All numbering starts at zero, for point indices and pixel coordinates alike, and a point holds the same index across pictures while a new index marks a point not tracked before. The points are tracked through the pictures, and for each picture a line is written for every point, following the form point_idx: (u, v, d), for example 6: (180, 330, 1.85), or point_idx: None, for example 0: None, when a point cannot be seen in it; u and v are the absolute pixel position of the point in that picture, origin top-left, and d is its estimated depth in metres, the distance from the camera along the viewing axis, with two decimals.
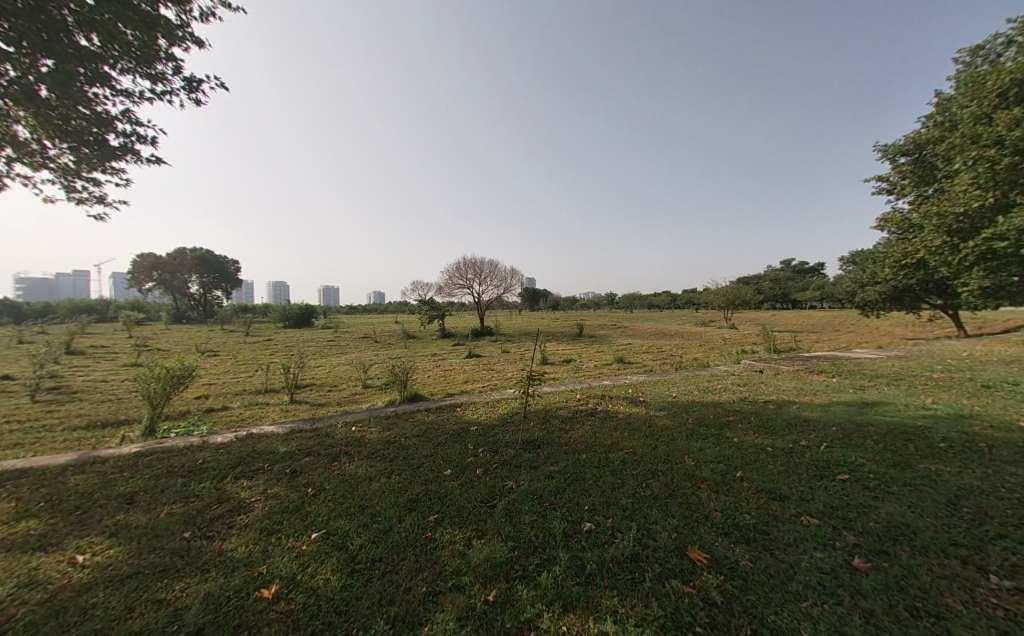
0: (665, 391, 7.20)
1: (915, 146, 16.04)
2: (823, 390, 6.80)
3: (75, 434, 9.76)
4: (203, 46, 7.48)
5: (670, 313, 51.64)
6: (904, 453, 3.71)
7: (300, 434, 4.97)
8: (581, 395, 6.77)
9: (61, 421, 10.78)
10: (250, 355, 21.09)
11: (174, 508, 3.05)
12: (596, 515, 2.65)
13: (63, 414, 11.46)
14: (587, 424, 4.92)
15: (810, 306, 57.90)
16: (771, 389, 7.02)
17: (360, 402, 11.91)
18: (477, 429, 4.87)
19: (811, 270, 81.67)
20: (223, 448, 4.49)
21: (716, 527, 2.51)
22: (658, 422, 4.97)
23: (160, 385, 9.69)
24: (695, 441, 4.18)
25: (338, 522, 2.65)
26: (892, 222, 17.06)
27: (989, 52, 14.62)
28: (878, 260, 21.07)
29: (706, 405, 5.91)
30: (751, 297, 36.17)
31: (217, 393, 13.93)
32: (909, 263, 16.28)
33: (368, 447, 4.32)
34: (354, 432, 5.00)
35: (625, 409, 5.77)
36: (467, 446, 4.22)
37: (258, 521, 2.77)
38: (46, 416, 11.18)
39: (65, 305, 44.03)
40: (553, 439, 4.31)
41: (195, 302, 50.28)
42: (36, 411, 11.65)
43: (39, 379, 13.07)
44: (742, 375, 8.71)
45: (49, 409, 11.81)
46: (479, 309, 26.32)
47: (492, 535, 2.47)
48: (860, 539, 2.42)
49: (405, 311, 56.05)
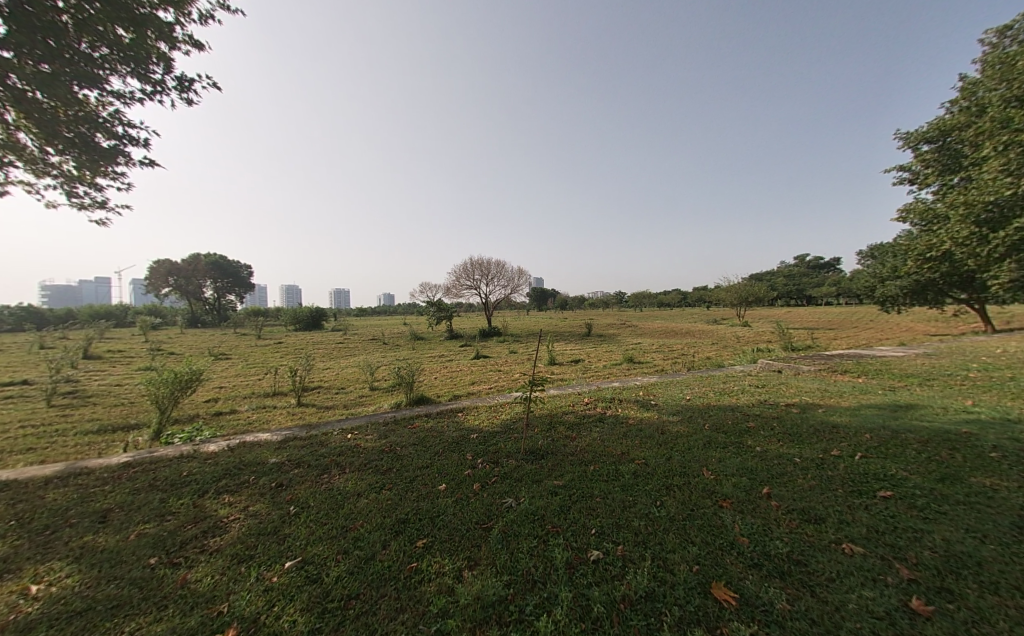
0: (677, 393, 6.83)
1: (939, 133, 15.34)
2: (850, 391, 6.37)
3: (87, 438, 9.83)
4: (201, 46, 7.35)
5: (681, 311, 50.83)
6: (951, 466, 3.31)
7: (293, 443, 4.74)
8: (589, 399, 6.43)
9: (74, 425, 10.86)
10: (260, 358, 21.22)
11: (145, 529, 2.83)
12: (604, 542, 2.34)
13: (76, 418, 11.54)
14: (595, 431, 4.58)
15: (826, 302, 56.51)
16: (793, 390, 6.60)
17: (366, 404, 11.78)
18: (477, 437, 4.59)
19: (828, 265, 79.80)
20: (211, 458, 4.28)
21: (743, 558, 2.18)
22: (672, 428, 4.61)
23: (168, 390, 9.62)
24: (714, 450, 3.83)
25: (317, 548, 2.39)
26: (915, 213, 16.34)
27: (1018, 32, 13.86)
28: (900, 254, 20.26)
29: (723, 409, 5.53)
30: (765, 294, 35.27)
31: (226, 396, 13.95)
32: (934, 256, 15.58)
33: (361, 457, 4.06)
34: (349, 440, 4.75)
35: (636, 414, 5.43)
36: (465, 456, 3.94)
37: (231, 545, 2.53)
38: (59, 420, 11.29)
39: (86, 311, 45.22)
40: (558, 449, 4.01)
41: (209, 306, 51.10)
42: (51, 415, 11.77)
43: (55, 383, 13.24)
44: (759, 375, 8.27)
45: (63, 413, 11.93)
46: (487, 311, 26.07)
47: (485, 565, 2.18)
48: (915, 573, 2.06)
49: (414, 312, 56.32)
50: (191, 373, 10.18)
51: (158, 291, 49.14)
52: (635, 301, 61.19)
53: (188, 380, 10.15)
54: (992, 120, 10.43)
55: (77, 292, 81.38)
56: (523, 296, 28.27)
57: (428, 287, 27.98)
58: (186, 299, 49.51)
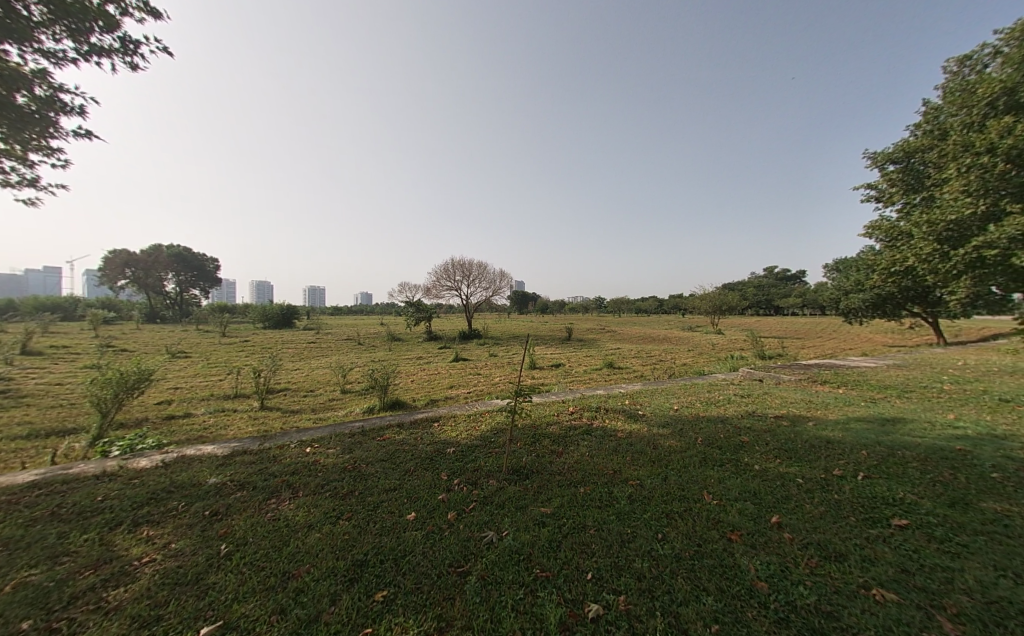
0: (664, 403, 6.56)
1: (905, 154, 16.04)
2: (834, 403, 6.29)
3: (12, 445, 8.72)
4: (155, 12, 6.63)
5: (658, 318, 51.80)
6: (957, 488, 3.14)
7: (240, 458, 4.14)
8: (574, 409, 6.05)
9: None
10: (223, 357, 19.92)
11: (27, 576, 2.24)
12: (603, 592, 1.97)
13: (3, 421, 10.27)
14: (582, 446, 4.21)
15: (793, 312, 58.99)
16: (779, 401, 6.47)
17: (337, 409, 11.09)
18: (453, 452, 4.14)
19: (792, 278, 83.75)
20: (137, 478, 3.64)
21: (766, 611, 1.85)
22: (664, 443, 4.29)
23: (112, 391, 8.65)
24: (712, 469, 3.54)
25: (250, 605, 1.91)
26: (880, 229, 17.04)
27: (977, 62, 14.69)
28: (864, 269, 21.20)
29: (714, 421, 5.26)
30: (738, 303, 36.20)
31: (181, 398, 12.86)
32: (897, 271, 16.24)
33: (318, 477, 3.54)
34: (307, 455, 4.20)
35: (624, 425, 5.09)
36: (439, 476, 3.49)
37: (138, 601, 2.00)
38: None
39: (30, 302, 41.66)
40: (544, 466, 3.63)
41: (170, 301, 48.01)
42: None
43: None
44: (742, 385, 8.16)
45: None
46: (466, 313, 25.52)
47: (461, 629, 1.77)
48: (959, 628, 1.79)
49: (391, 312, 55.04)
50: (139, 374, 9.20)
51: (112, 283, 45.78)
52: (614, 307, 61.96)
53: (136, 381, 9.18)
54: (955, 143, 10.84)
55: (20, 283, 74.91)
56: (503, 299, 27.89)
57: (405, 287, 27.14)
58: (144, 292, 46.35)
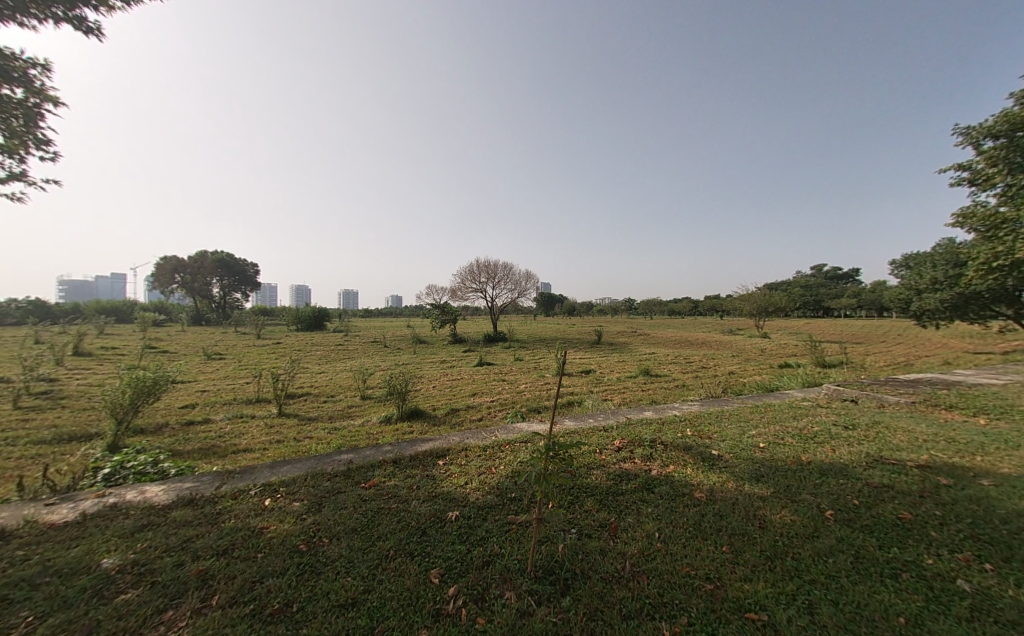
0: (741, 435, 4.95)
1: (1009, 127, 13.30)
2: (990, 442, 4.53)
3: (34, 450, 8.36)
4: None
5: (693, 321, 48.83)
6: None
7: (171, 519, 3.07)
8: (623, 443, 4.57)
9: (28, 433, 9.37)
10: (253, 359, 19.79)
11: None
12: None
13: (35, 423, 10.06)
14: (648, 519, 2.80)
15: (845, 313, 54.03)
16: (904, 436, 4.79)
17: (353, 417, 10.22)
18: (458, 520, 2.86)
19: (844, 277, 77.52)
20: (20, 554, 2.63)
21: None
22: (773, 516, 2.83)
23: (130, 394, 7.92)
24: (886, 589, 2.06)
25: None
26: (973, 218, 14.38)
27: None
28: (944, 265, 18.30)
29: (830, 472, 3.67)
30: (788, 304, 32.87)
31: (204, 401, 12.45)
32: (998, 267, 13.50)
33: (252, 566, 2.41)
34: (256, 516, 3.06)
35: (699, 475, 3.63)
36: (427, 578, 2.22)
37: None
38: (17, 426, 9.82)
39: (93, 305, 44.60)
40: (591, 564, 2.28)
41: (215, 304, 50.30)
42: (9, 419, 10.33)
43: (25, 382, 11.89)
44: (833, 408, 6.42)
45: (24, 417, 10.48)
46: (490, 314, 24.37)
47: None
48: None
49: (419, 314, 55.17)
50: (157, 377, 8.52)
51: (164, 288, 48.33)
52: (646, 309, 59.48)
53: (154, 385, 8.48)
54: None
55: (89, 286, 81.50)
56: (530, 300, 26.60)
57: (432, 290, 26.39)
58: (191, 296, 48.66)
